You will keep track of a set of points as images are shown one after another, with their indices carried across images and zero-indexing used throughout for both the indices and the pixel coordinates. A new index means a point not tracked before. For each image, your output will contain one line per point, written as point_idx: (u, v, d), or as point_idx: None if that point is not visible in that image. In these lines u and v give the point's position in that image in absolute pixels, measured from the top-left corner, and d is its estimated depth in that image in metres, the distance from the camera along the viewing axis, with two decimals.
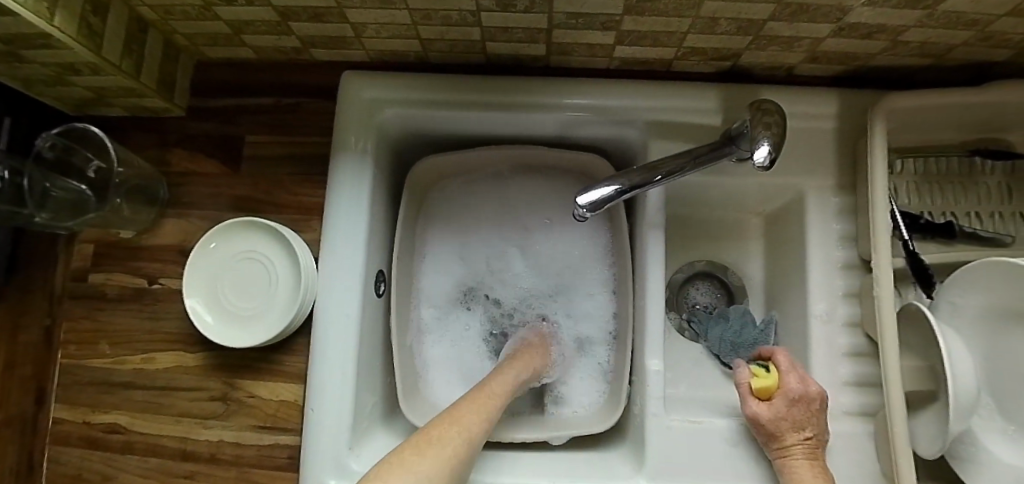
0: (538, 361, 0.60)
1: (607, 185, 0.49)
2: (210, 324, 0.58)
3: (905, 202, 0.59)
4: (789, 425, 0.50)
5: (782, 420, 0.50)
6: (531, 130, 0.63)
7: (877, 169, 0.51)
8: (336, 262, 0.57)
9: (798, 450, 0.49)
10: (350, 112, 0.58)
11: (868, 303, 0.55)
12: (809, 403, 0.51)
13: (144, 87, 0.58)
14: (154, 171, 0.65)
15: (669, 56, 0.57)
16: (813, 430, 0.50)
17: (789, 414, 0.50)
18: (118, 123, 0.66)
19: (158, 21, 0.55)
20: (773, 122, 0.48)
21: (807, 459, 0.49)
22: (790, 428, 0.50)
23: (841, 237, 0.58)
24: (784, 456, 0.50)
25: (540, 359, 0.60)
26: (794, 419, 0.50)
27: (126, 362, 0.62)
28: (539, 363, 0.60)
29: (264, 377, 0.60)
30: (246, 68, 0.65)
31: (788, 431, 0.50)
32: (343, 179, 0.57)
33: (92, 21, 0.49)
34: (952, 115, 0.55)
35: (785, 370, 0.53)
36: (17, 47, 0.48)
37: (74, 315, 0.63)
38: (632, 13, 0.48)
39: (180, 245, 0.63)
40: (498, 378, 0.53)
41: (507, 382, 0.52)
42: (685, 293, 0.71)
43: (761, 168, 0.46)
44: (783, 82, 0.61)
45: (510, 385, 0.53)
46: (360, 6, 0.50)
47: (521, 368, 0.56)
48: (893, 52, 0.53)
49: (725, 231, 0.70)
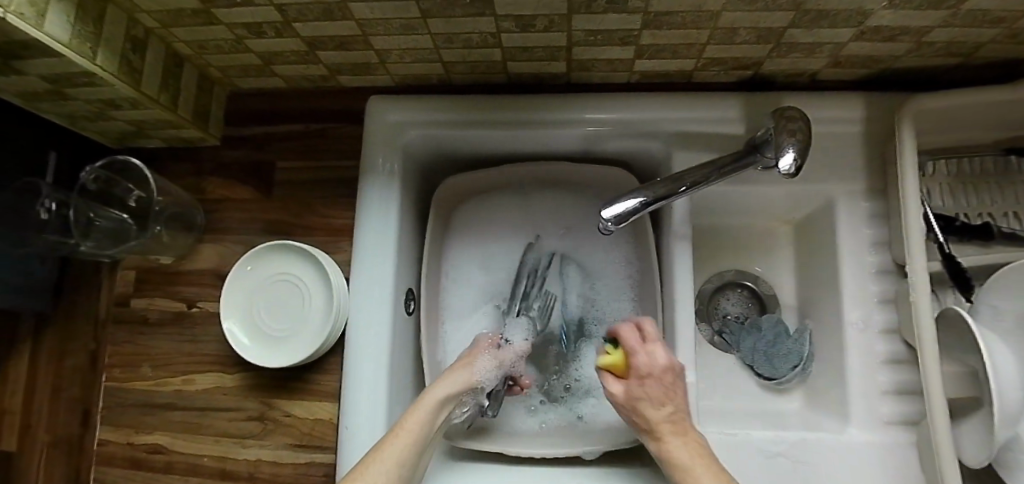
0: (460, 376, 0.56)
1: (632, 197, 0.50)
2: (248, 345, 0.60)
3: (938, 204, 0.58)
4: (650, 402, 0.50)
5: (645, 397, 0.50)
6: (553, 145, 0.63)
7: (908, 172, 0.51)
8: (366, 281, 0.58)
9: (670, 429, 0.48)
10: (378, 135, 0.60)
11: (904, 309, 0.54)
12: (659, 377, 0.50)
13: (180, 118, 0.60)
14: (191, 198, 0.67)
15: (689, 67, 0.57)
16: (674, 402, 0.50)
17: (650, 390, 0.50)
18: (156, 154, 0.69)
19: (193, 55, 0.58)
20: (797, 129, 0.48)
21: (677, 434, 0.48)
22: (649, 404, 0.50)
23: (874, 243, 0.58)
24: (654, 438, 0.49)
25: (466, 372, 0.57)
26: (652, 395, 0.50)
27: (167, 384, 0.64)
28: (465, 377, 0.57)
29: (299, 397, 0.61)
30: (276, 97, 0.67)
31: (651, 408, 0.49)
32: (372, 201, 0.59)
33: (131, 58, 0.52)
34: (984, 115, 0.54)
35: (632, 342, 0.52)
36: (63, 86, 0.51)
37: (117, 339, 0.66)
38: (650, 27, 0.48)
39: (217, 269, 0.65)
40: (411, 416, 0.51)
41: (416, 420, 0.51)
42: (714, 303, 0.69)
43: (786, 175, 0.46)
44: (806, 88, 0.61)
45: (422, 420, 0.51)
46: (385, 32, 0.51)
47: (437, 395, 0.54)
48: (918, 53, 0.53)
49: (754, 239, 0.69)
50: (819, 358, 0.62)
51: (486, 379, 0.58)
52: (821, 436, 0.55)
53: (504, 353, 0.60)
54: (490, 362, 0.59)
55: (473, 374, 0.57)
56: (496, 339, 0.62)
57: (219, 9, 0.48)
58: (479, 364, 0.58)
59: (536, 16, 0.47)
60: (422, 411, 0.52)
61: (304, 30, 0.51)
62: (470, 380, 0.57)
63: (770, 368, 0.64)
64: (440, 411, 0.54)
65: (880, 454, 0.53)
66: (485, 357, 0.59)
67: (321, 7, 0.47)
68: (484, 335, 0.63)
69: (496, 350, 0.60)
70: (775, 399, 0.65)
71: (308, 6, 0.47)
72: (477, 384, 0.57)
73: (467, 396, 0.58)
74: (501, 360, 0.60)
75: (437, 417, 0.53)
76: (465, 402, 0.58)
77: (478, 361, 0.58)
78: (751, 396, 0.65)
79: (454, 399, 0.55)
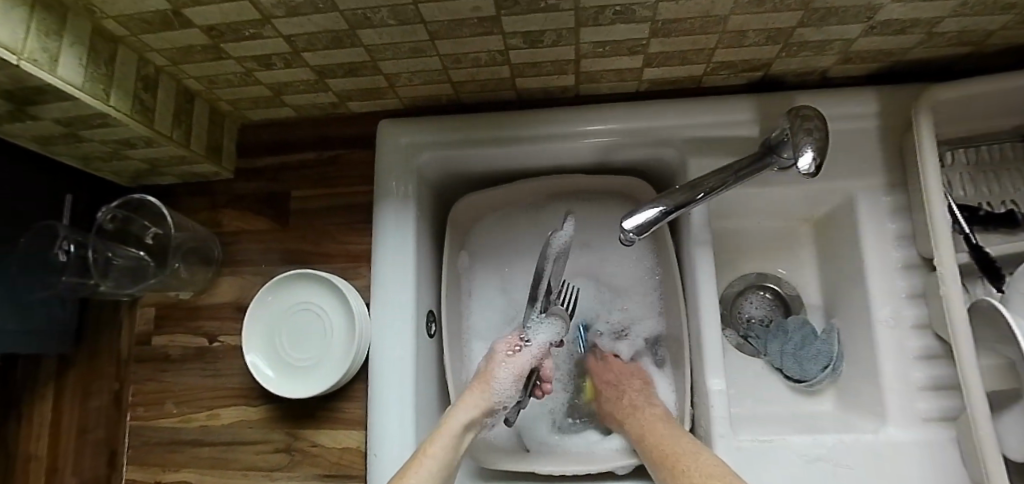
0: (478, 398, 0.56)
1: (651, 207, 0.49)
2: (272, 377, 0.59)
3: (960, 195, 0.57)
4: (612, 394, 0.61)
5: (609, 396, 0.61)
6: (566, 158, 0.63)
7: (929, 165, 0.50)
8: (386, 306, 0.58)
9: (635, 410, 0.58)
10: (390, 158, 0.60)
11: (935, 303, 0.53)
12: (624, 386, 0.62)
13: (193, 154, 0.61)
14: (207, 232, 0.67)
15: (698, 73, 0.57)
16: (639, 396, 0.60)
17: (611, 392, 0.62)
18: (171, 190, 0.69)
19: (203, 90, 0.58)
20: (814, 128, 0.47)
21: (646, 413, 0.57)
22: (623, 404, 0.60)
23: (898, 238, 0.57)
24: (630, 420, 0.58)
25: (484, 392, 0.56)
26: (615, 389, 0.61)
27: (192, 420, 0.63)
28: (482, 397, 0.56)
29: (326, 426, 0.60)
30: (286, 126, 0.67)
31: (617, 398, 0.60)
32: (388, 224, 0.59)
33: (143, 97, 0.52)
34: (1001, 102, 0.53)
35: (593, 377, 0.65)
36: (77, 128, 0.51)
37: (140, 378, 0.65)
38: (659, 35, 0.48)
39: (236, 301, 0.65)
40: (434, 442, 0.51)
41: (439, 446, 0.50)
42: (738, 307, 0.69)
43: (808, 175, 0.45)
44: (817, 86, 0.60)
45: (443, 446, 0.51)
46: (393, 57, 0.51)
47: (457, 420, 0.53)
48: (929, 45, 0.52)
49: (775, 240, 0.68)
50: (850, 357, 0.61)
51: (504, 396, 0.58)
52: (860, 437, 0.53)
53: (519, 361, 0.59)
54: (508, 375, 0.58)
55: (491, 394, 0.57)
56: (514, 344, 0.60)
57: (228, 43, 0.49)
58: (496, 381, 0.57)
59: (544, 31, 0.47)
60: (444, 439, 0.51)
61: (313, 59, 0.52)
62: (489, 401, 0.56)
63: (800, 370, 0.63)
64: (463, 433, 0.53)
65: (922, 453, 0.52)
66: (501, 370, 0.58)
67: (330, 35, 0.47)
68: (501, 342, 0.61)
69: (512, 360, 0.59)
70: (807, 401, 0.64)
71: (317, 35, 0.47)
72: (495, 403, 0.57)
73: (490, 415, 0.57)
74: (519, 370, 0.58)
75: (461, 442, 0.53)
76: (489, 421, 0.58)
77: (496, 377, 0.57)
78: (780, 399, 0.64)
79: (476, 421, 0.55)
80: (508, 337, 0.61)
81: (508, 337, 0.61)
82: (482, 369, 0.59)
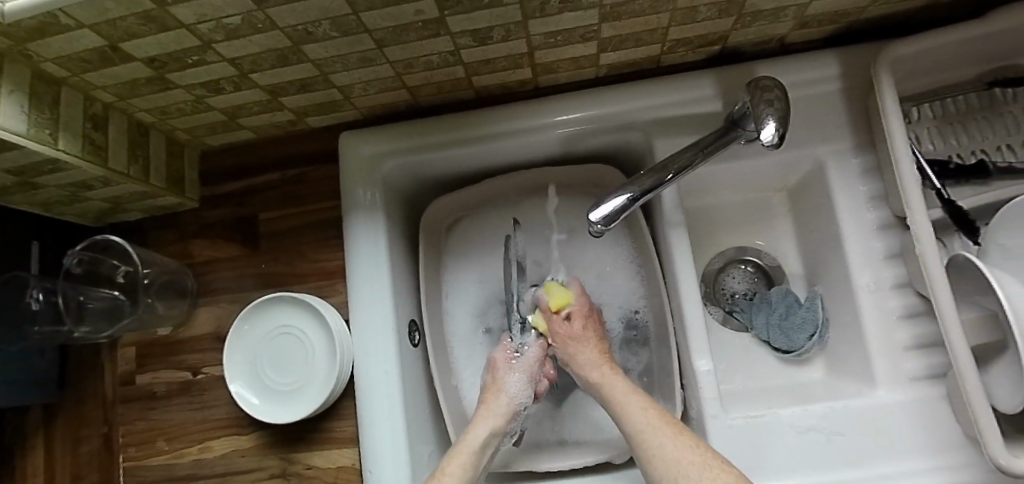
0: (495, 408, 0.56)
1: (618, 196, 0.49)
2: (258, 405, 0.59)
3: (929, 149, 0.56)
4: (585, 348, 0.59)
5: (563, 343, 0.59)
6: (532, 151, 0.63)
7: (892, 124, 0.49)
8: (361, 322, 0.57)
9: (602, 367, 0.57)
10: (352, 171, 0.59)
11: (913, 263, 0.53)
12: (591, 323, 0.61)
13: (155, 188, 0.60)
14: (180, 264, 0.67)
15: (656, 52, 0.56)
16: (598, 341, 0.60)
17: (570, 335, 0.59)
18: (138, 226, 0.69)
19: (157, 122, 0.57)
20: (774, 98, 0.46)
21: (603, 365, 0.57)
22: (584, 345, 0.59)
23: (871, 199, 0.57)
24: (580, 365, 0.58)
25: (497, 400, 0.57)
26: (574, 344, 0.59)
27: (185, 455, 0.63)
28: (499, 408, 0.56)
29: (319, 447, 0.60)
30: (247, 149, 0.66)
31: (579, 353, 0.58)
32: (357, 238, 0.58)
33: (94, 136, 0.51)
34: (961, 52, 0.52)
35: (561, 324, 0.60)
36: (30, 177, 0.50)
37: (128, 418, 0.65)
38: (609, 19, 0.47)
39: (216, 331, 0.65)
40: (455, 459, 0.51)
41: (456, 467, 0.50)
42: (720, 283, 0.68)
43: (770, 146, 0.44)
44: (777, 53, 0.59)
45: (463, 466, 0.51)
46: (343, 69, 0.50)
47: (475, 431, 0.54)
48: (885, 1, 0.51)
49: (750, 214, 0.68)
50: (835, 324, 0.61)
51: (521, 397, 0.58)
52: (850, 402, 0.54)
53: (524, 365, 0.60)
54: (515, 382, 0.58)
55: (507, 400, 0.57)
56: (509, 351, 0.61)
57: (172, 72, 0.47)
58: (509, 385, 0.58)
59: (491, 28, 0.46)
60: (467, 453, 0.52)
61: (261, 79, 0.50)
62: (509, 408, 0.57)
63: (788, 342, 0.63)
64: (488, 444, 0.54)
65: (910, 413, 0.52)
66: (512, 376, 0.59)
67: (274, 54, 0.46)
68: (496, 350, 0.61)
69: (514, 363, 0.60)
70: (797, 371, 0.64)
71: (260, 56, 0.46)
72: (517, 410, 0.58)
73: (513, 422, 0.58)
74: (527, 371, 0.60)
75: (484, 452, 0.54)
76: (513, 428, 0.58)
77: (506, 383, 0.58)
78: (771, 371, 0.64)
79: (497, 431, 0.55)
80: (502, 345, 0.62)
81: (503, 345, 0.62)
82: (489, 381, 0.59)
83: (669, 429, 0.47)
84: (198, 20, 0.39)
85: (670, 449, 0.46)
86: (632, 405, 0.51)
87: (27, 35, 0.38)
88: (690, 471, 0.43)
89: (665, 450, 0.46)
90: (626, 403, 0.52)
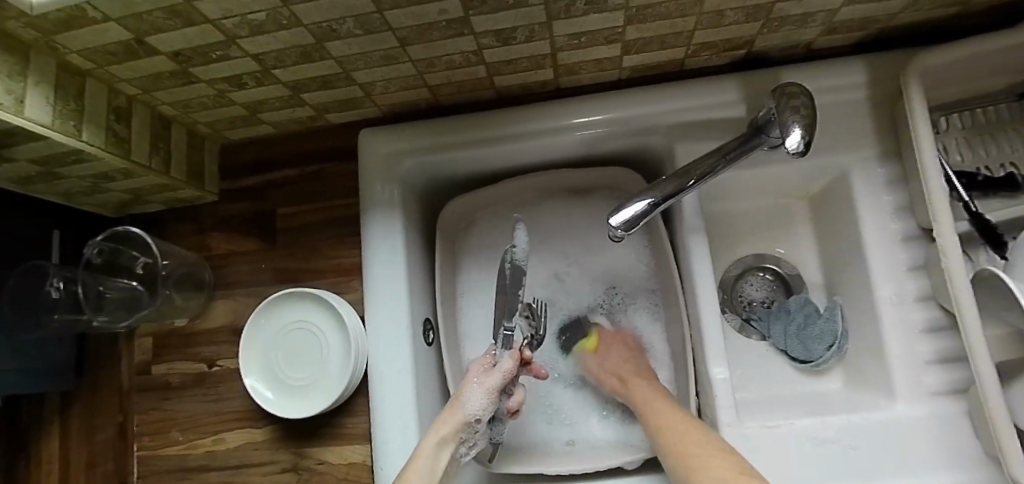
0: (449, 417, 0.52)
1: (638, 200, 0.48)
2: (272, 399, 0.59)
3: (957, 160, 0.55)
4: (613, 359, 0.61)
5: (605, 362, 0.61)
6: (550, 153, 0.62)
7: (921, 133, 0.48)
8: (378, 321, 0.57)
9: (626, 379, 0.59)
10: (372, 169, 0.59)
11: (938, 276, 0.52)
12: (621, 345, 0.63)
13: (175, 181, 0.60)
14: (197, 257, 0.67)
15: (679, 56, 0.55)
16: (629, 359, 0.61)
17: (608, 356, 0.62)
18: (158, 218, 0.69)
19: (179, 116, 0.58)
20: (801, 105, 0.45)
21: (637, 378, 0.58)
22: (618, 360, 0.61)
23: (896, 209, 0.56)
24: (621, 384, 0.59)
25: (452, 413, 0.52)
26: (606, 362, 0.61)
27: (198, 446, 0.64)
28: (452, 423, 0.52)
29: (330, 443, 0.60)
30: (266, 144, 0.66)
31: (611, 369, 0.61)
32: (375, 236, 0.58)
33: (117, 128, 0.51)
34: (993, 61, 0.51)
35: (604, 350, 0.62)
36: (53, 167, 0.51)
37: (144, 408, 0.66)
38: (634, 21, 0.46)
39: (232, 324, 0.65)
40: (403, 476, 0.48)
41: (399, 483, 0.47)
42: (737, 290, 0.68)
43: (796, 154, 0.43)
44: (803, 59, 0.58)
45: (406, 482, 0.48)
46: (365, 66, 0.50)
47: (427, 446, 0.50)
48: (917, 8, 0.50)
49: (770, 221, 0.67)
50: (853, 335, 0.60)
51: (479, 413, 0.53)
52: (868, 415, 0.53)
53: (490, 378, 0.53)
54: (479, 393, 0.53)
55: (462, 414, 0.52)
56: (486, 361, 0.56)
57: (196, 67, 0.48)
58: (466, 399, 0.53)
59: (515, 28, 0.45)
60: (421, 464, 0.49)
61: (284, 76, 0.51)
62: (461, 422, 0.52)
63: (804, 351, 0.62)
64: (433, 458, 0.50)
65: (931, 430, 0.51)
66: (472, 389, 0.53)
67: (298, 50, 0.46)
68: (476, 359, 0.56)
69: (483, 376, 0.54)
70: (813, 381, 0.63)
71: (285, 51, 0.46)
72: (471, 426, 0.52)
73: (468, 436, 0.53)
74: (490, 386, 0.53)
75: (437, 464, 0.50)
76: (468, 442, 0.54)
77: (466, 396, 0.53)
78: (787, 380, 0.63)
79: (447, 446, 0.51)
80: (483, 353, 0.57)
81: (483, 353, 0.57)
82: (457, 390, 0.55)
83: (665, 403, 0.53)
84: (223, 15, 0.39)
85: (664, 410, 0.52)
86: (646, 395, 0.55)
87: (54, 26, 0.38)
88: (677, 424, 0.49)
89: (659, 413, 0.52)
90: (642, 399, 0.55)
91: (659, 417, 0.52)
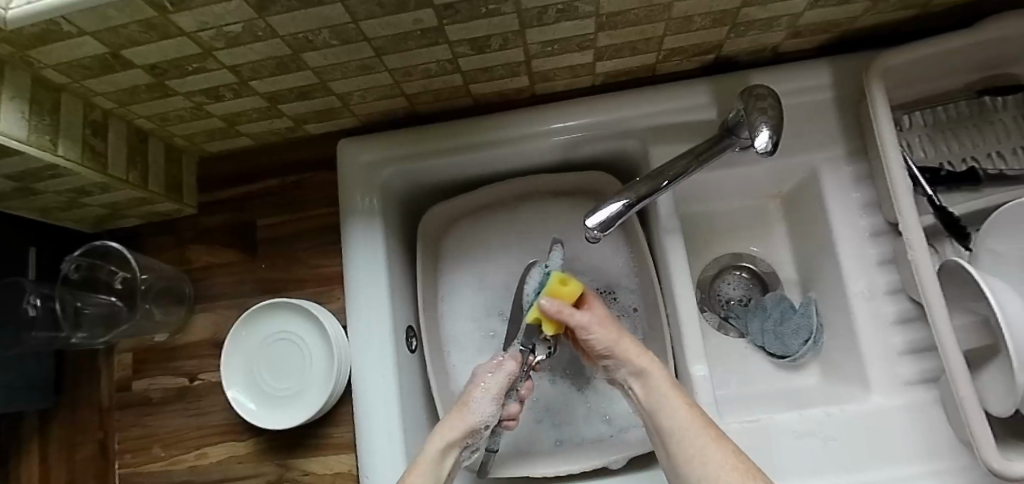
0: (458, 421, 0.51)
1: (614, 202, 0.49)
2: (255, 410, 0.59)
3: (921, 157, 0.57)
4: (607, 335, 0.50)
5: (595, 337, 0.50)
6: (529, 158, 0.63)
7: (884, 131, 0.50)
8: (359, 330, 0.57)
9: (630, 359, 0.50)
10: (351, 177, 0.59)
11: (906, 268, 0.53)
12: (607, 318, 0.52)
13: (153, 194, 0.60)
14: (177, 270, 0.67)
15: (651, 61, 0.57)
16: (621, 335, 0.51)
17: (597, 332, 0.50)
18: (136, 232, 0.69)
19: (157, 129, 0.58)
20: (768, 106, 0.47)
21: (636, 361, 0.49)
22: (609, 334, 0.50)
23: (864, 204, 0.57)
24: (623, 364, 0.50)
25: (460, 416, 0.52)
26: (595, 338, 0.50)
27: (181, 462, 0.63)
28: (460, 427, 0.51)
29: (315, 453, 0.60)
30: (245, 155, 0.66)
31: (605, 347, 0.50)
32: (355, 243, 0.58)
33: (94, 142, 0.51)
34: (949, 61, 0.53)
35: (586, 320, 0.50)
36: (28, 182, 0.50)
37: (124, 425, 0.65)
38: (605, 28, 0.48)
39: (213, 337, 0.65)
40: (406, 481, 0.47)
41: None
42: (716, 289, 0.69)
43: (764, 153, 0.45)
44: (770, 62, 0.60)
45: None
46: (342, 76, 0.51)
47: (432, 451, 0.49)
48: (875, 12, 0.52)
49: (745, 221, 0.69)
50: (829, 329, 0.62)
51: (486, 417, 0.52)
52: (846, 407, 0.54)
53: (499, 381, 0.53)
54: (489, 398, 0.52)
55: (470, 419, 0.52)
56: (492, 364, 0.55)
57: (173, 79, 0.48)
58: (475, 403, 0.52)
59: (490, 36, 0.46)
60: (425, 468, 0.48)
61: (261, 87, 0.51)
62: (469, 427, 0.51)
63: (783, 346, 0.63)
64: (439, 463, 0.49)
65: (907, 419, 0.52)
66: (481, 394, 0.52)
67: (274, 62, 0.46)
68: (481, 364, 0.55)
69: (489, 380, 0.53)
70: (792, 376, 0.64)
71: (262, 63, 0.46)
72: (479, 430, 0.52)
73: (473, 440, 0.53)
74: (499, 390, 0.53)
75: (441, 467, 0.49)
76: (471, 446, 0.53)
77: (474, 400, 0.52)
78: (767, 376, 0.64)
79: (453, 450, 0.50)
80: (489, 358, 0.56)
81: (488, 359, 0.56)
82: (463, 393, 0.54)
83: (681, 402, 0.46)
84: (199, 28, 0.39)
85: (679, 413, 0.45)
86: (654, 389, 0.47)
87: (28, 41, 0.39)
88: (696, 436, 0.43)
89: (674, 416, 0.45)
90: (655, 394, 0.47)
91: (669, 423, 0.45)
